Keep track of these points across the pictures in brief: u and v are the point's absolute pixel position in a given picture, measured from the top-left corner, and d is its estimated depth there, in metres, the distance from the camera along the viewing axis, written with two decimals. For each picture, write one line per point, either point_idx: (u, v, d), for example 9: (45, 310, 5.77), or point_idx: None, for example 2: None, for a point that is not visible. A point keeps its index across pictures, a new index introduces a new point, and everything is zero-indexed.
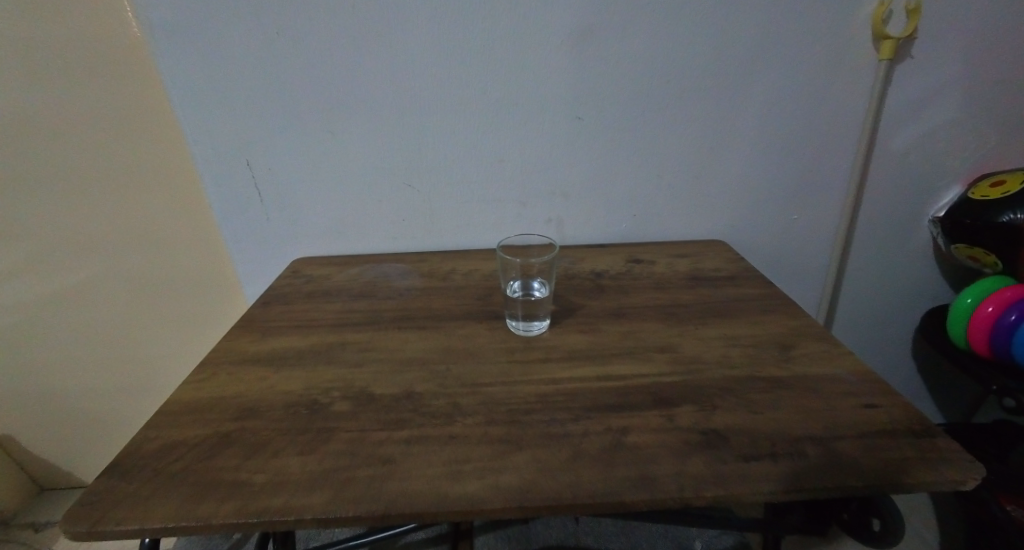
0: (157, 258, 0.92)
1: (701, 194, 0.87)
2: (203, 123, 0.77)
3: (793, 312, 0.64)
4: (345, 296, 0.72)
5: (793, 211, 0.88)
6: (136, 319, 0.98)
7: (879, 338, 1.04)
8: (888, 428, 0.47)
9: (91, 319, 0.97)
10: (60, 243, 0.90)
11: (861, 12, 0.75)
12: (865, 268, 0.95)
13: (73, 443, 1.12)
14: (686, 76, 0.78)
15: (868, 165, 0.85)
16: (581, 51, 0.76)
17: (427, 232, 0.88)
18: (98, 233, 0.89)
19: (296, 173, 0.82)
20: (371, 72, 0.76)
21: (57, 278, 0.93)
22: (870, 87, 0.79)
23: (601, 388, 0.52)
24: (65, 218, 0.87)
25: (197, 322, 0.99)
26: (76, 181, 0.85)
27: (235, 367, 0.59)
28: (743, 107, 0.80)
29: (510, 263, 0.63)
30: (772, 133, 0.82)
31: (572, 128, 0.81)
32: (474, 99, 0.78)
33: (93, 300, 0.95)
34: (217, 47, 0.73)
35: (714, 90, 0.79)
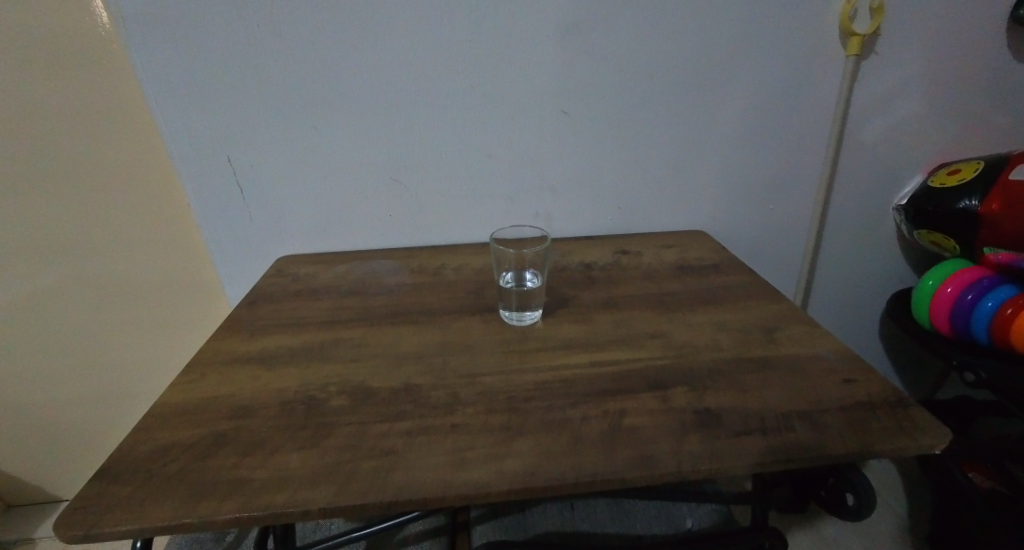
0: (132, 261, 0.89)
1: (681, 185, 0.89)
2: (184, 119, 0.76)
3: (775, 298, 0.67)
4: (336, 293, 0.72)
5: (768, 202, 0.92)
6: (111, 324, 0.95)
7: (849, 321, 1.08)
8: (866, 400, 0.50)
9: (60, 326, 0.94)
10: (26, 248, 0.86)
11: (830, 9, 0.78)
12: (834, 255, 1.00)
13: (43, 457, 1.08)
14: (665, 71, 0.80)
15: (837, 156, 0.89)
16: (564, 46, 0.77)
17: (414, 228, 0.88)
18: (66, 236, 0.86)
19: (280, 170, 0.81)
20: (357, 67, 0.75)
21: (23, 284, 0.89)
22: (839, 81, 0.83)
23: (598, 374, 0.53)
24: (30, 221, 0.84)
25: (176, 325, 0.96)
26: (43, 182, 0.81)
27: (226, 367, 0.58)
28: (721, 101, 0.83)
29: (502, 253, 0.64)
30: (748, 127, 0.85)
31: (557, 123, 0.82)
32: (459, 95, 0.79)
33: (62, 306, 0.92)
34: (194, 42, 0.71)
35: (692, 85, 0.81)
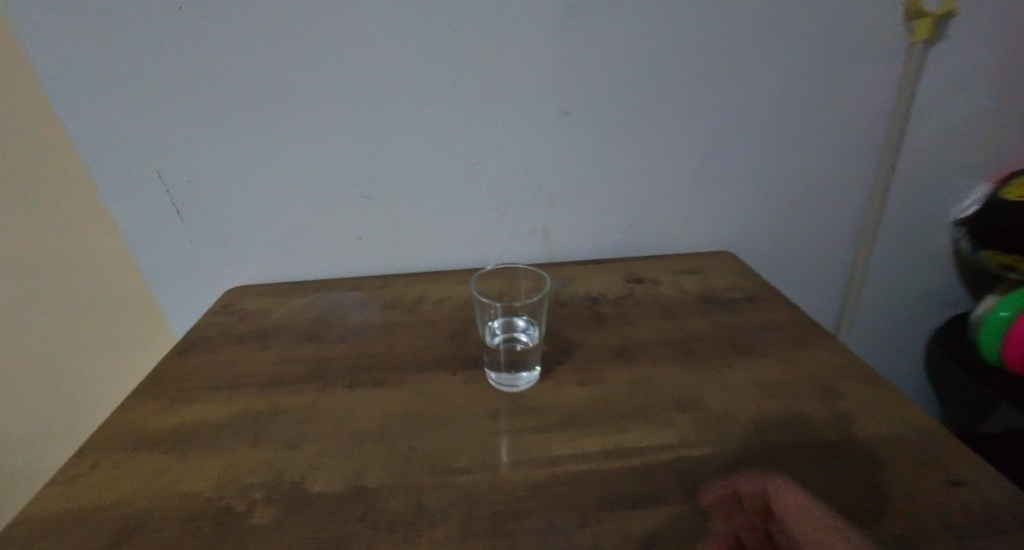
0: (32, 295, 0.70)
1: (711, 197, 0.73)
2: (97, 128, 0.61)
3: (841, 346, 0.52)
4: (287, 338, 0.58)
5: (811, 215, 0.77)
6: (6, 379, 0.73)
7: (896, 345, 0.94)
8: (986, 520, 0.35)
9: None
10: None
11: None
12: (885, 272, 0.84)
13: None
14: (694, 58, 0.63)
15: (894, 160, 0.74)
16: (566, 29, 0.60)
17: (385, 251, 0.72)
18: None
19: (218, 187, 0.65)
20: (303, 58, 0.59)
21: None
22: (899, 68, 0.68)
23: (596, 464, 0.41)
24: None
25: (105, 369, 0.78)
26: None
27: (126, 455, 0.46)
28: (760, 96, 0.67)
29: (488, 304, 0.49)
30: (792, 126, 0.69)
31: (557, 124, 0.65)
32: (433, 92, 0.62)
33: None
34: (93, 26, 0.56)
35: (727, 75, 0.65)
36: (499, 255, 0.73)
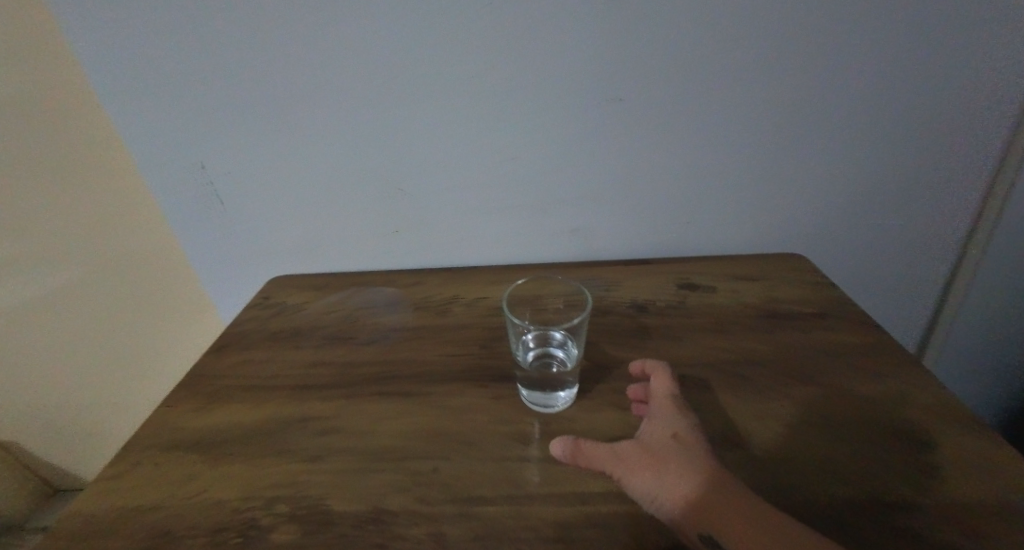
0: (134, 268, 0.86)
1: (778, 196, 0.64)
2: (136, 123, 0.61)
3: (919, 392, 0.46)
4: (317, 337, 0.58)
5: (899, 219, 0.66)
6: (122, 324, 0.93)
7: None
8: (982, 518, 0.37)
9: (78, 330, 0.92)
10: (35, 247, 0.81)
11: None
12: None
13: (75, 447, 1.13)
14: (771, 39, 0.53)
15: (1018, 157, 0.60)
16: (616, 9, 0.52)
17: (422, 244, 0.70)
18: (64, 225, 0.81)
19: (255, 181, 0.64)
20: (330, 48, 0.55)
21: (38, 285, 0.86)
22: None
23: (630, 516, 0.37)
24: (36, 228, 0.79)
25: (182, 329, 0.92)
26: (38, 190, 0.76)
27: (164, 455, 0.47)
28: (849, 84, 0.56)
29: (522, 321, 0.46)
30: (888, 120, 0.58)
31: (603, 115, 0.58)
32: (469, 83, 0.57)
33: (77, 310, 0.89)
34: (119, 17, 0.54)
35: (809, 60, 0.55)
36: (538, 252, 0.70)
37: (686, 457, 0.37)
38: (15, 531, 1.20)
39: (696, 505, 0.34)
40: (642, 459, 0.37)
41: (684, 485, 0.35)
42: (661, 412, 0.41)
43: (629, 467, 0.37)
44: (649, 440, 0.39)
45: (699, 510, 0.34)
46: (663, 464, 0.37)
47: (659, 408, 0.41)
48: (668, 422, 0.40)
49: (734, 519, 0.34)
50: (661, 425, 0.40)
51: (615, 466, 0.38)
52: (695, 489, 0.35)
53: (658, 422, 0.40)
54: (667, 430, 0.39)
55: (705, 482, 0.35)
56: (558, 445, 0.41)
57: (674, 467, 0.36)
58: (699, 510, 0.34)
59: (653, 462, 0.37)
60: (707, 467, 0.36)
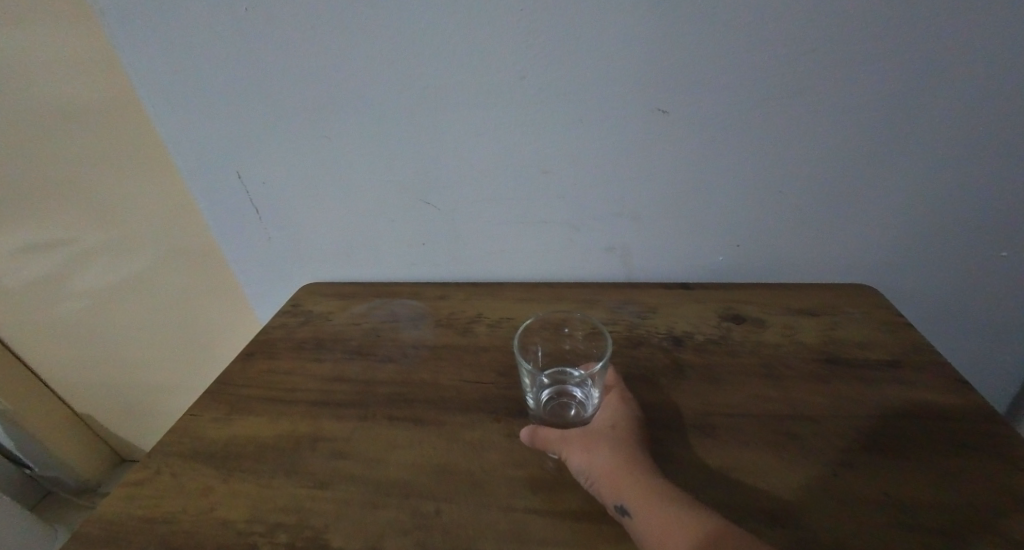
0: (181, 272, 0.88)
1: (847, 222, 0.57)
2: (179, 128, 0.61)
3: (1011, 477, 0.39)
4: (341, 350, 0.57)
5: (994, 253, 0.58)
6: (173, 319, 0.96)
7: None
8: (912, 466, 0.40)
9: (139, 318, 0.97)
10: (100, 240, 0.86)
11: None
12: None
13: (138, 425, 1.22)
14: (857, 47, 0.47)
15: None
16: (677, 16, 0.47)
17: (451, 259, 0.68)
18: (118, 218, 0.82)
19: (289, 190, 0.64)
20: (366, 59, 0.53)
21: (104, 274, 0.91)
22: None
23: None
24: (102, 223, 0.83)
25: (226, 329, 0.95)
26: (102, 188, 0.79)
27: (181, 461, 0.46)
28: (943, 100, 0.49)
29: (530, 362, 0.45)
30: (984, 144, 0.51)
31: (652, 128, 0.53)
32: (506, 95, 0.53)
33: (137, 300, 0.94)
34: (167, 15, 0.53)
35: (898, 72, 0.48)
36: (570, 272, 0.66)
37: (622, 444, 0.40)
38: (85, 494, 1.31)
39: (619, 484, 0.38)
40: (582, 439, 0.41)
41: (614, 466, 0.39)
42: (611, 401, 0.44)
43: (570, 443, 0.41)
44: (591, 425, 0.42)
45: (620, 488, 0.38)
46: (596, 441, 0.40)
47: (610, 398, 0.44)
48: (615, 411, 0.43)
49: (651, 500, 0.36)
50: (607, 412, 0.43)
51: (557, 440, 0.41)
52: (623, 470, 0.38)
53: (606, 410, 0.43)
54: (612, 418, 0.42)
55: (632, 467, 0.38)
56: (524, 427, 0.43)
57: (609, 451, 0.40)
58: (622, 489, 0.37)
59: (591, 442, 0.40)
60: (637, 456, 0.39)
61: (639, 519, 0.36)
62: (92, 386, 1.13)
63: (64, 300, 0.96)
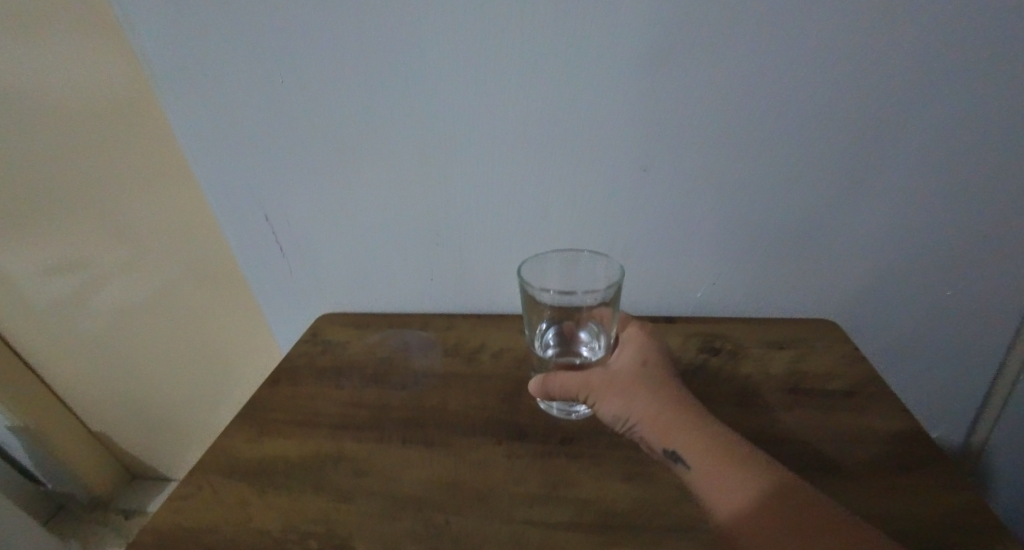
0: (212, 296, 0.97)
1: (805, 258, 0.66)
2: (219, 173, 0.69)
3: (947, 475, 0.46)
4: (357, 377, 0.63)
5: (935, 287, 0.66)
6: (195, 340, 1.03)
7: None
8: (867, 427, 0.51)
9: (162, 339, 1.03)
10: (137, 263, 0.94)
11: None
12: None
13: (153, 446, 1.27)
14: (801, 113, 0.57)
15: None
16: (650, 88, 0.57)
17: (457, 291, 0.75)
18: (162, 243, 0.92)
19: (316, 228, 0.72)
20: (396, 117, 0.63)
21: (133, 295, 0.98)
22: None
23: None
24: (146, 247, 0.92)
25: (246, 354, 1.01)
26: (153, 219, 0.89)
27: (220, 477, 0.52)
28: None
29: (537, 305, 0.58)
30: (916, 194, 0.61)
31: (632, 180, 0.63)
32: (511, 150, 0.64)
33: (162, 321, 1.01)
34: (215, 78, 0.62)
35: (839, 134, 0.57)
36: None
37: (652, 378, 0.49)
38: (97, 511, 1.35)
39: (653, 422, 0.46)
40: (620, 375, 0.49)
41: (647, 408, 0.47)
42: (634, 344, 0.52)
43: (604, 391, 0.49)
44: (627, 363, 0.50)
45: (655, 426, 0.46)
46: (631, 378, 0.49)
47: (634, 344, 0.53)
48: (639, 353, 0.51)
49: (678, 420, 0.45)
50: (636, 354, 0.51)
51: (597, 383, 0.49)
52: (655, 410, 0.46)
53: (637, 350, 0.52)
54: (642, 357, 0.51)
55: (661, 403, 0.47)
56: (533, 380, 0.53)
57: (640, 394, 0.48)
58: (653, 413, 0.46)
59: (622, 388, 0.48)
60: (664, 391, 0.48)
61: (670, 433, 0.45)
62: (110, 406, 1.19)
63: (90, 320, 1.02)
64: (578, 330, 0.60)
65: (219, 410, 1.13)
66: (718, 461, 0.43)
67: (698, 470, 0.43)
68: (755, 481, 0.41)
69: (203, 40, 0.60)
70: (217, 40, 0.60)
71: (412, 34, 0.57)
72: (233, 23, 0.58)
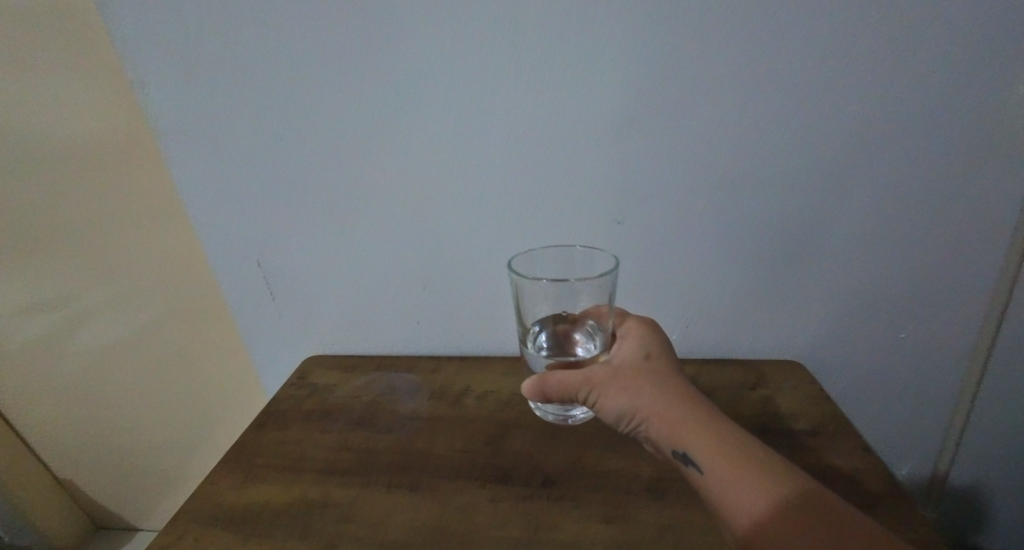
0: (198, 341, 0.98)
1: (776, 302, 0.70)
2: (215, 221, 0.72)
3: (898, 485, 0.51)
4: (344, 422, 0.64)
5: (895, 330, 0.70)
6: (173, 386, 1.01)
7: None
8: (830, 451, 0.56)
9: (135, 388, 1.00)
10: (112, 309, 0.92)
11: (1007, 97, 0.57)
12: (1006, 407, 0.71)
13: (124, 504, 1.19)
14: (757, 170, 0.63)
15: (1014, 280, 0.64)
16: (620, 145, 0.63)
17: (443, 334, 0.77)
18: (140, 290, 0.91)
19: (306, 273, 0.74)
20: (388, 168, 0.67)
21: (105, 341, 0.95)
22: (1011, 188, 0.61)
23: None
24: (123, 295, 0.91)
25: (234, 398, 1.02)
26: (131, 265, 0.89)
27: (205, 526, 0.52)
28: None
29: (529, 304, 0.58)
30: (872, 241, 0.65)
31: (608, 234, 0.68)
32: (494, 200, 0.68)
33: (133, 369, 0.98)
34: (216, 132, 0.67)
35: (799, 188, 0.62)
36: None
37: (653, 371, 0.52)
38: None
39: (657, 415, 0.49)
40: (624, 369, 0.52)
41: (650, 401, 0.50)
42: (632, 339, 0.55)
43: (607, 386, 0.51)
44: (630, 356, 0.53)
45: (660, 419, 0.49)
46: (634, 371, 0.52)
47: (630, 340, 0.55)
48: (637, 348, 0.54)
49: (683, 411, 0.49)
50: (638, 347, 0.54)
51: (604, 378, 0.52)
52: (659, 403, 0.49)
53: (638, 343, 0.55)
54: (643, 350, 0.54)
55: (666, 396, 0.50)
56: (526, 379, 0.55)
57: (643, 388, 0.50)
58: (659, 404, 0.49)
59: (626, 383, 0.51)
60: (666, 383, 0.51)
61: (677, 424, 0.48)
62: (82, 461, 1.11)
63: (59, 370, 0.98)
64: (574, 331, 0.60)
65: (200, 460, 1.09)
66: (722, 448, 0.46)
67: (706, 458, 0.46)
68: (755, 463, 0.45)
69: (212, 99, 0.65)
70: (225, 98, 0.65)
71: (403, 95, 0.63)
72: (240, 83, 0.64)
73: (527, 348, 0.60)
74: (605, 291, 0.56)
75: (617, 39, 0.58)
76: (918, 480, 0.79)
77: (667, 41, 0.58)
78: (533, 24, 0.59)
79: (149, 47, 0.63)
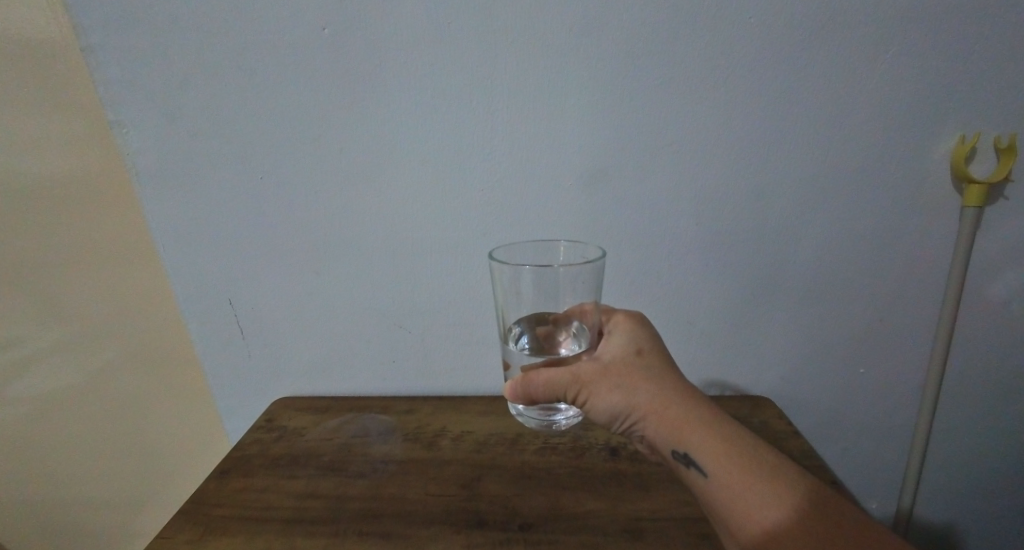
0: (141, 390, 0.87)
1: (741, 338, 0.72)
2: (187, 262, 0.70)
3: None
4: (314, 467, 0.62)
5: (855, 366, 0.73)
6: (115, 444, 0.92)
7: (987, 522, 0.80)
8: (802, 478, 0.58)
9: (76, 445, 0.92)
10: (57, 358, 0.85)
11: (937, 149, 0.62)
12: (958, 437, 0.75)
13: None
14: (720, 214, 0.66)
15: (957, 316, 0.69)
16: (593, 190, 0.65)
17: (418, 374, 0.76)
18: (85, 337, 0.83)
19: (278, 314, 0.73)
20: (367, 210, 0.67)
21: (46, 392, 0.88)
22: (948, 231, 0.65)
23: None
24: (69, 345, 0.84)
25: (184, 457, 0.93)
26: (77, 309, 0.81)
27: None
28: None
29: (509, 299, 0.56)
30: (830, 280, 0.69)
31: None
32: (472, 242, 0.68)
33: (76, 422, 0.90)
34: (192, 174, 0.66)
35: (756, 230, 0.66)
36: None
37: (644, 368, 0.52)
38: None
39: (654, 412, 0.50)
40: (618, 368, 0.52)
41: (647, 398, 0.51)
42: (622, 335, 0.55)
43: (600, 384, 0.52)
44: (624, 352, 0.54)
45: (659, 417, 0.50)
46: (627, 369, 0.52)
47: (619, 334, 0.56)
48: (627, 345, 0.54)
49: (678, 410, 0.50)
50: (629, 343, 0.54)
51: (598, 375, 0.52)
52: (655, 400, 0.50)
53: (629, 338, 0.55)
54: (635, 345, 0.54)
55: (661, 394, 0.51)
56: (509, 382, 0.54)
57: (638, 386, 0.51)
58: (654, 404, 0.50)
59: (619, 380, 0.52)
60: (660, 381, 0.51)
61: (672, 424, 0.49)
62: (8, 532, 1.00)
63: None
64: (556, 333, 0.57)
65: (145, 527, 1.00)
66: (719, 443, 0.48)
67: (704, 453, 0.48)
68: (747, 460, 0.47)
69: (191, 142, 0.65)
70: (204, 141, 0.65)
71: (385, 143, 0.64)
72: (219, 127, 0.64)
73: (508, 349, 0.56)
74: (589, 285, 0.55)
75: (589, 94, 0.62)
76: (887, 512, 0.81)
77: (633, 95, 0.61)
78: (510, 78, 0.61)
79: (127, 90, 0.63)
